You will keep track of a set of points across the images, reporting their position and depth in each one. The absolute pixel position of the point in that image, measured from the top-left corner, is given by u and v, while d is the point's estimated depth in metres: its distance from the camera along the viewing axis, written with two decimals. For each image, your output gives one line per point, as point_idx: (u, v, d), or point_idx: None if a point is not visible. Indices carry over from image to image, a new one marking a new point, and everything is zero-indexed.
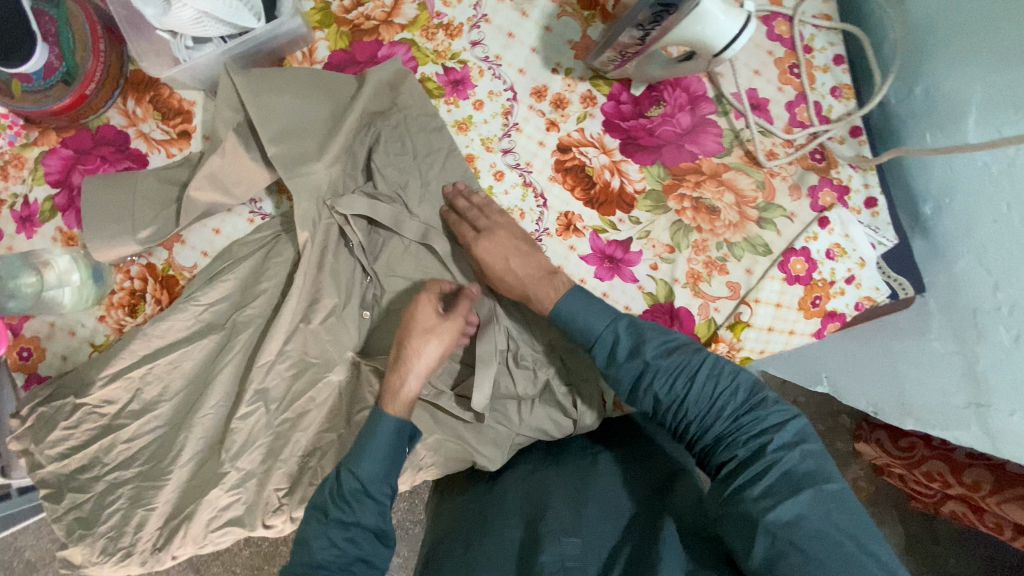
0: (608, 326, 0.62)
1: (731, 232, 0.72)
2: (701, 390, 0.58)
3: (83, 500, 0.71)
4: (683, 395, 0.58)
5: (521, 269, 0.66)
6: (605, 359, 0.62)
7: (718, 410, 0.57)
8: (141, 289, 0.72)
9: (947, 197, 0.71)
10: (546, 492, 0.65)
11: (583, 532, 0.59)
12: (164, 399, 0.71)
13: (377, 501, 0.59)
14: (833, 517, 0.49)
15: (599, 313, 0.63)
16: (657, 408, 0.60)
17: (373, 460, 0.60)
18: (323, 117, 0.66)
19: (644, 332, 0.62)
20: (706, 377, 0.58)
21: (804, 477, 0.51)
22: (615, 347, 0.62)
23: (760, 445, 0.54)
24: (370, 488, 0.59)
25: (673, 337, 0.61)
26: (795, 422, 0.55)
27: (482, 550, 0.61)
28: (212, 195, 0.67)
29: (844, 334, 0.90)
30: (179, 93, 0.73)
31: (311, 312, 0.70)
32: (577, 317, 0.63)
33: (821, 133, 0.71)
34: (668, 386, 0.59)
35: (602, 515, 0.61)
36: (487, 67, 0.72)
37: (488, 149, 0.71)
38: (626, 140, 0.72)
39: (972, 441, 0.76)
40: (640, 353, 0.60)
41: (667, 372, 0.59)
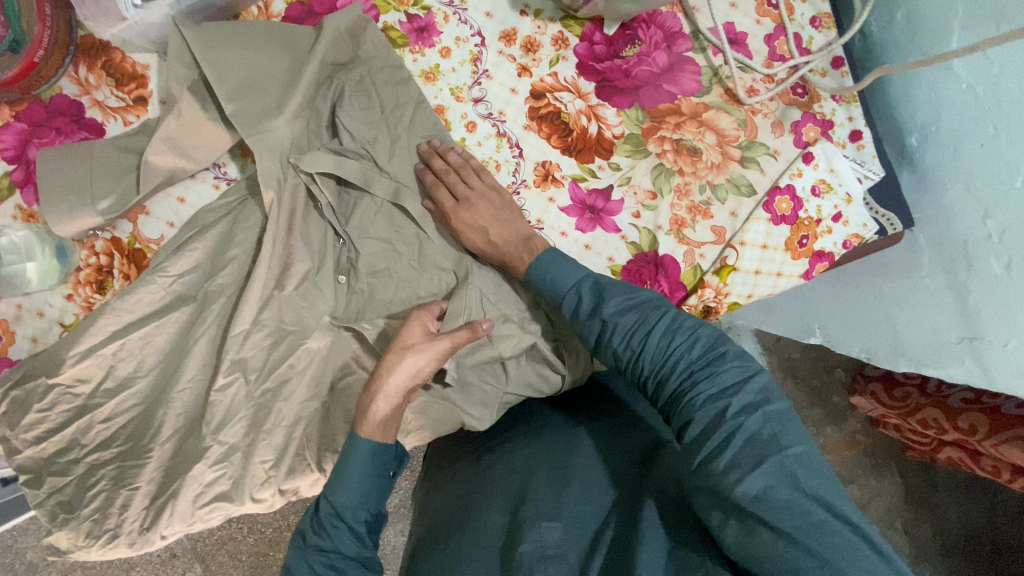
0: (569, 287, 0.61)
1: (713, 173, 0.69)
2: (659, 346, 0.56)
3: (64, 484, 0.69)
4: (641, 353, 0.57)
5: (499, 235, 0.65)
6: (568, 318, 0.61)
7: (677, 367, 0.55)
8: (108, 265, 0.69)
9: (932, 126, 0.69)
10: (529, 474, 0.65)
11: (564, 516, 0.59)
12: (139, 376, 0.69)
13: (354, 528, 0.59)
14: (800, 485, 0.46)
15: (562, 273, 0.62)
16: (620, 367, 0.58)
17: (349, 487, 0.59)
18: (282, 71, 0.63)
19: (604, 290, 0.59)
20: (664, 334, 0.56)
21: (764, 441, 0.48)
22: (578, 306, 0.60)
23: (718, 406, 0.51)
24: (346, 515, 0.59)
25: (635, 294, 0.59)
26: (758, 380, 0.52)
27: (464, 544, 0.61)
28: (171, 160, 0.64)
29: (834, 279, 0.90)
30: (132, 57, 0.70)
31: (284, 278, 0.67)
32: (545, 276, 0.62)
33: (802, 65, 0.69)
34: (627, 343, 0.57)
35: (584, 496, 0.61)
36: (452, 12, 0.69)
37: (459, 99, 0.69)
38: (601, 82, 0.69)
39: (966, 377, 0.74)
40: (599, 312, 0.59)
41: (626, 330, 0.57)
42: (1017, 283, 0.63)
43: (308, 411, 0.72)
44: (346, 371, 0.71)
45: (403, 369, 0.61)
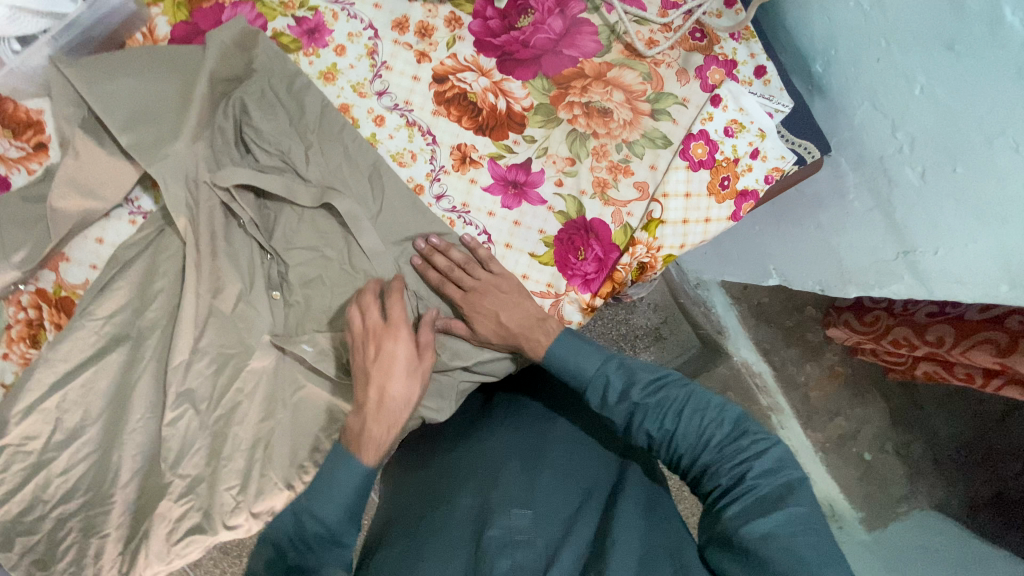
0: (596, 369, 0.63)
1: (626, 131, 0.70)
2: (690, 425, 0.60)
3: (35, 541, 0.69)
4: (675, 431, 0.60)
5: (501, 300, 0.65)
6: (599, 401, 0.63)
7: (708, 443, 0.59)
8: (38, 318, 0.68)
9: (831, 50, 0.69)
10: (499, 459, 0.68)
11: (535, 505, 0.62)
12: (88, 424, 0.68)
13: (343, 545, 0.58)
14: (801, 535, 0.50)
15: (589, 355, 0.64)
16: (651, 445, 0.62)
17: (335, 504, 0.57)
18: (173, 93, 0.62)
19: (633, 373, 0.63)
20: (693, 412, 0.60)
21: (776, 500, 0.53)
22: (607, 390, 0.63)
23: (742, 472, 0.56)
24: (336, 533, 0.57)
25: (662, 374, 0.63)
26: (776, 451, 0.57)
27: (430, 526, 0.62)
28: (78, 201, 0.63)
29: (776, 223, 0.96)
30: (24, 104, 0.67)
31: (218, 302, 0.67)
32: (568, 361, 0.63)
33: (695, 9, 0.69)
34: (659, 423, 0.60)
35: (556, 486, 0.65)
36: (340, 9, 0.68)
37: (362, 95, 0.68)
38: (501, 57, 0.69)
39: (907, 292, 0.75)
40: (630, 394, 0.62)
41: (657, 409, 0.61)
42: (934, 188, 0.64)
43: (265, 431, 0.70)
44: (297, 387, 0.70)
45: (392, 388, 0.59)
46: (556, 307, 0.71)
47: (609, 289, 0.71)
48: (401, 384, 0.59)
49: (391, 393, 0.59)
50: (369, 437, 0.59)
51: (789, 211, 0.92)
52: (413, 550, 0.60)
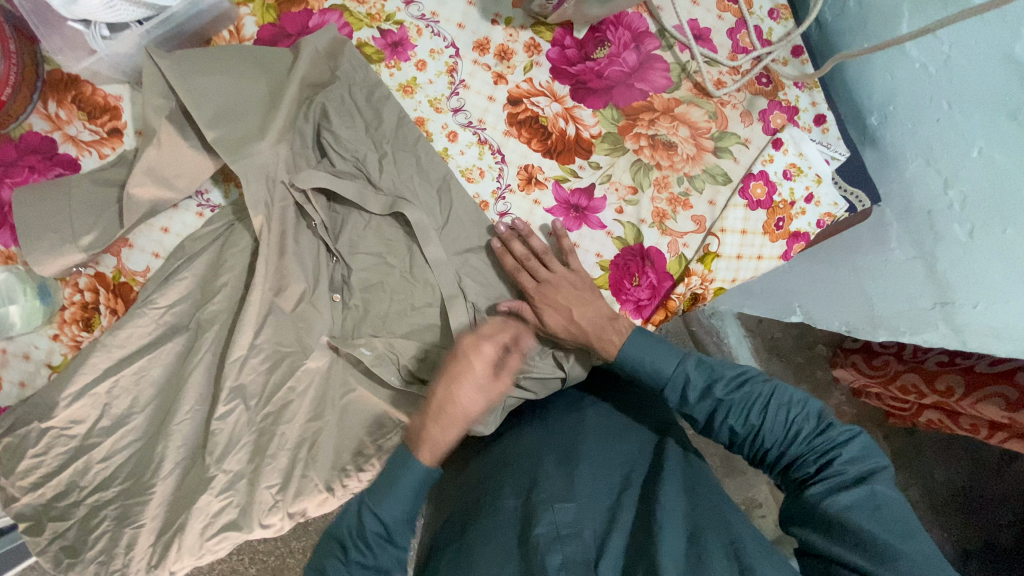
0: (675, 366, 0.62)
1: (689, 165, 0.72)
2: (775, 419, 0.58)
3: (66, 527, 0.67)
4: (760, 425, 0.58)
5: (579, 316, 0.65)
6: (677, 400, 0.63)
7: (795, 436, 0.57)
8: (93, 302, 0.68)
9: (890, 106, 0.72)
10: (536, 456, 0.69)
11: (576, 498, 0.63)
12: (135, 412, 0.68)
13: (398, 545, 0.55)
14: (884, 509, 0.51)
15: (664, 355, 0.63)
16: (734, 440, 0.61)
17: (400, 502, 0.55)
18: (261, 94, 0.64)
19: (714, 370, 0.62)
20: (778, 406, 0.59)
21: (861, 482, 0.53)
22: (686, 389, 0.62)
23: (828, 460, 0.55)
24: (395, 532, 0.55)
25: (741, 369, 0.62)
26: (861, 438, 0.57)
27: (478, 526, 0.62)
28: (153, 190, 0.64)
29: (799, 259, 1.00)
30: (102, 89, 0.68)
31: (280, 299, 0.67)
32: (644, 361, 0.63)
33: (764, 56, 0.71)
34: (744, 418, 0.59)
35: (593, 477, 0.66)
36: (425, 25, 0.70)
37: (437, 110, 0.70)
38: (575, 85, 0.71)
39: (939, 341, 0.77)
40: (711, 393, 0.61)
41: (741, 406, 0.60)
42: (981, 245, 0.67)
43: (312, 431, 0.71)
44: (347, 390, 0.71)
45: (460, 395, 0.60)
46: None
47: (661, 316, 0.73)
48: (471, 392, 0.60)
49: (457, 401, 0.60)
50: (430, 437, 0.58)
51: (823, 251, 0.95)
52: (464, 553, 0.60)
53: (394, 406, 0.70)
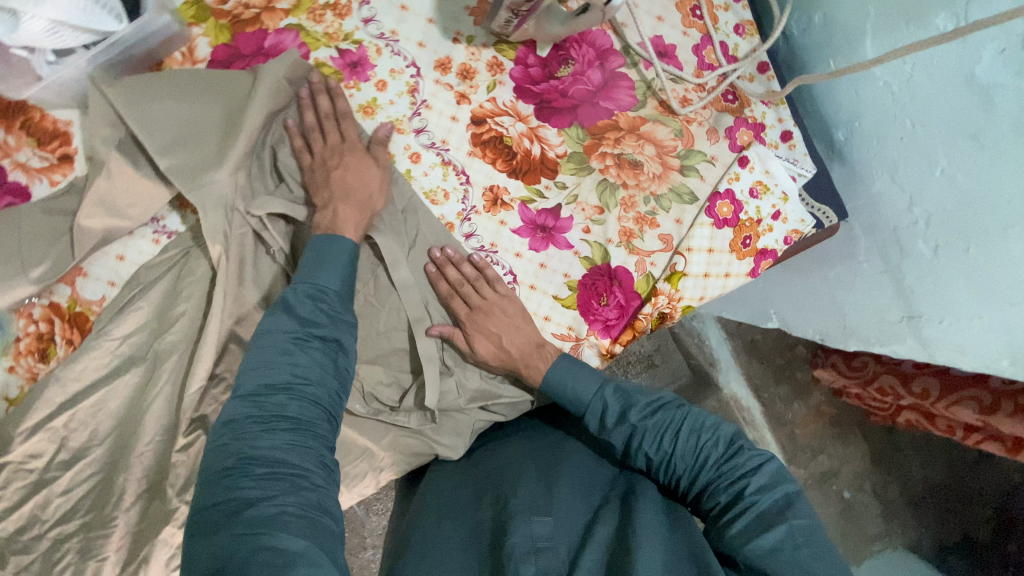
0: (592, 392, 0.66)
1: (656, 184, 0.71)
2: (686, 445, 0.61)
3: (29, 561, 0.65)
4: (672, 452, 0.61)
5: (510, 343, 0.67)
6: (596, 425, 0.66)
7: (705, 462, 0.60)
8: (49, 333, 0.66)
9: (856, 122, 0.72)
10: (514, 472, 0.68)
11: (554, 510, 0.61)
12: (94, 444, 0.67)
13: (331, 311, 0.58)
14: (803, 548, 0.50)
15: (583, 381, 0.66)
16: (650, 468, 0.63)
17: (334, 273, 0.60)
18: (215, 119, 0.62)
19: (630, 396, 0.66)
20: (689, 433, 0.62)
21: (775, 515, 0.53)
22: (604, 414, 0.65)
23: (738, 489, 0.56)
24: (332, 303, 0.58)
25: (657, 398, 0.65)
26: (773, 465, 0.58)
27: (452, 541, 0.62)
28: (105, 220, 0.62)
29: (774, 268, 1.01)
30: (52, 114, 0.66)
31: (240, 327, 0.66)
32: (564, 388, 0.66)
33: (730, 73, 0.70)
34: (657, 443, 0.62)
35: (572, 494, 0.65)
36: (384, 44, 0.68)
37: (399, 131, 0.69)
38: (539, 104, 0.70)
39: (910, 352, 0.79)
40: (626, 418, 0.64)
41: (655, 432, 0.62)
42: (945, 262, 0.67)
43: None
44: None
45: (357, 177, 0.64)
46: (576, 350, 0.72)
47: (629, 336, 0.73)
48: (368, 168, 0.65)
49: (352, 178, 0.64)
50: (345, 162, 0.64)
51: (795, 263, 0.95)
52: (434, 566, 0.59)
53: (360, 431, 0.70)
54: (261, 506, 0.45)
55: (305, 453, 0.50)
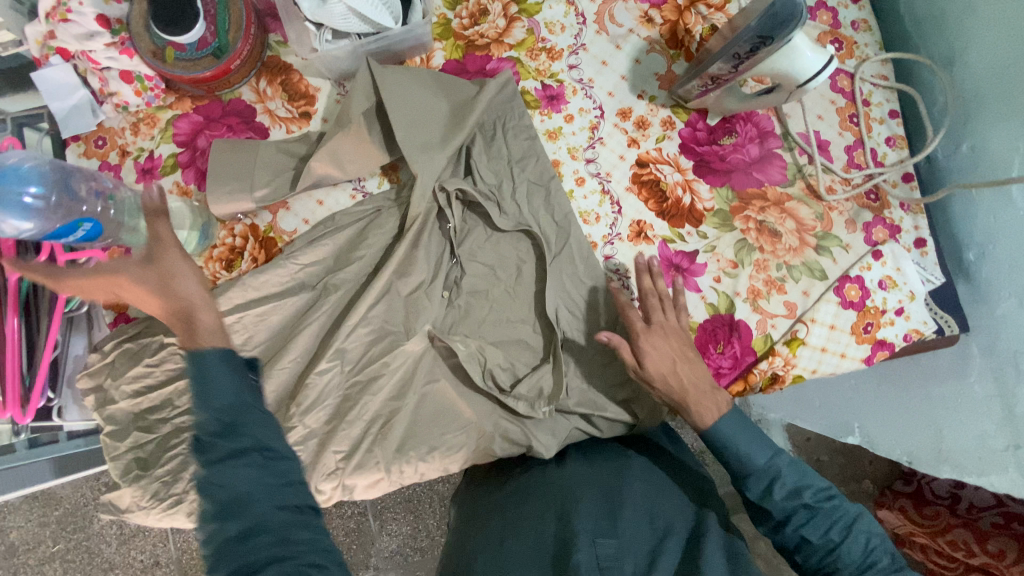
0: (765, 459, 0.63)
1: (790, 255, 0.77)
2: (857, 546, 0.60)
3: (146, 440, 0.74)
4: (840, 543, 0.60)
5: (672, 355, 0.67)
6: (759, 492, 0.63)
7: (872, 568, 0.59)
8: (240, 247, 0.77)
9: (989, 245, 0.76)
10: (578, 491, 0.69)
11: (619, 535, 0.62)
12: (245, 349, 0.74)
13: (238, 418, 0.48)
14: None
15: (759, 443, 0.64)
16: (803, 553, 0.61)
17: (211, 395, 0.47)
18: (441, 110, 0.75)
19: (803, 475, 0.64)
20: (862, 533, 0.60)
21: None
22: (773, 483, 0.63)
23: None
24: (226, 416, 0.47)
25: (829, 486, 0.64)
26: None
27: (513, 546, 0.64)
28: (327, 167, 0.74)
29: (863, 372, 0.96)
30: (307, 80, 0.80)
31: (401, 282, 0.75)
32: (737, 441, 0.64)
33: (877, 176, 0.78)
34: (824, 533, 0.60)
35: (637, 522, 0.65)
36: (580, 88, 0.80)
37: (573, 157, 0.80)
38: (699, 162, 0.79)
39: (1010, 485, 0.78)
40: (798, 496, 0.62)
41: (826, 520, 0.61)
42: None
43: (388, 410, 0.76)
44: (432, 379, 0.76)
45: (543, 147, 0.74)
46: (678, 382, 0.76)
47: (739, 387, 0.76)
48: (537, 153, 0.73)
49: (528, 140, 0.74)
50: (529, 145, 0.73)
51: (888, 368, 0.94)
52: (500, 566, 0.62)
53: (469, 402, 0.76)
54: (285, 564, 0.44)
55: (287, 495, 0.48)
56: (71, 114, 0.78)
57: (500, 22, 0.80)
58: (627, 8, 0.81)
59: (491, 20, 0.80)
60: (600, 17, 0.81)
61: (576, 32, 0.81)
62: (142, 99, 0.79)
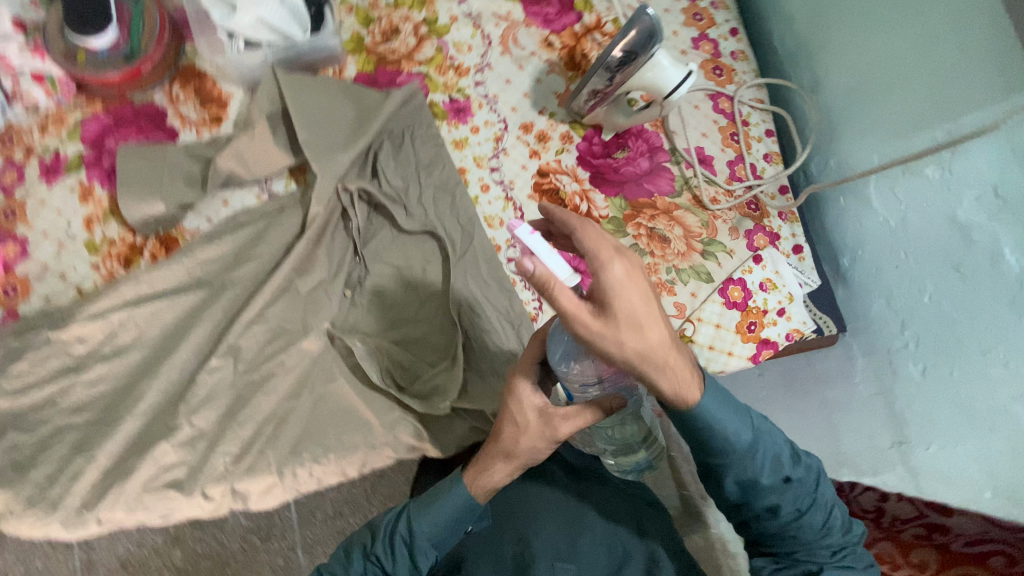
0: (750, 439, 0.57)
1: (678, 259, 0.82)
2: (822, 503, 0.60)
3: (24, 442, 0.70)
4: (804, 513, 0.59)
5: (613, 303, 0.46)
6: (740, 469, 0.57)
7: (829, 526, 0.60)
8: (140, 245, 0.77)
9: (858, 251, 0.83)
10: (536, 516, 0.73)
11: (576, 559, 0.70)
12: (136, 346, 0.74)
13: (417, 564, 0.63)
14: None
15: (741, 422, 0.57)
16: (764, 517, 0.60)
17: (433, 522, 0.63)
18: (348, 117, 0.79)
19: (777, 445, 0.59)
20: (822, 492, 0.61)
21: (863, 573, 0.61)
22: (754, 458, 0.57)
23: (843, 554, 0.61)
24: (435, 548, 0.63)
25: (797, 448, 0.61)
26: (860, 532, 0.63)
27: None
28: (232, 166, 0.76)
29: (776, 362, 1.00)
30: (221, 86, 0.82)
31: (300, 280, 0.76)
32: (721, 423, 0.55)
33: (756, 187, 0.84)
34: (794, 501, 0.59)
35: (596, 545, 0.71)
36: (486, 102, 0.86)
37: (478, 166, 0.84)
38: (594, 174, 0.85)
39: (898, 483, 0.78)
40: (777, 466, 0.58)
41: (797, 488, 0.59)
42: (933, 387, 0.73)
43: (283, 410, 0.75)
44: (330, 378, 0.76)
45: None
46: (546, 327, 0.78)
47: None
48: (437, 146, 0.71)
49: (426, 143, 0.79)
50: None
51: (788, 364, 0.99)
52: None
53: (366, 402, 0.75)
54: None
55: None
56: None
57: (411, 41, 0.86)
58: (530, 33, 0.87)
59: (402, 39, 0.85)
60: (505, 40, 0.87)
61: (482, 52, 0.86)
62: (52, 100, 0.80)
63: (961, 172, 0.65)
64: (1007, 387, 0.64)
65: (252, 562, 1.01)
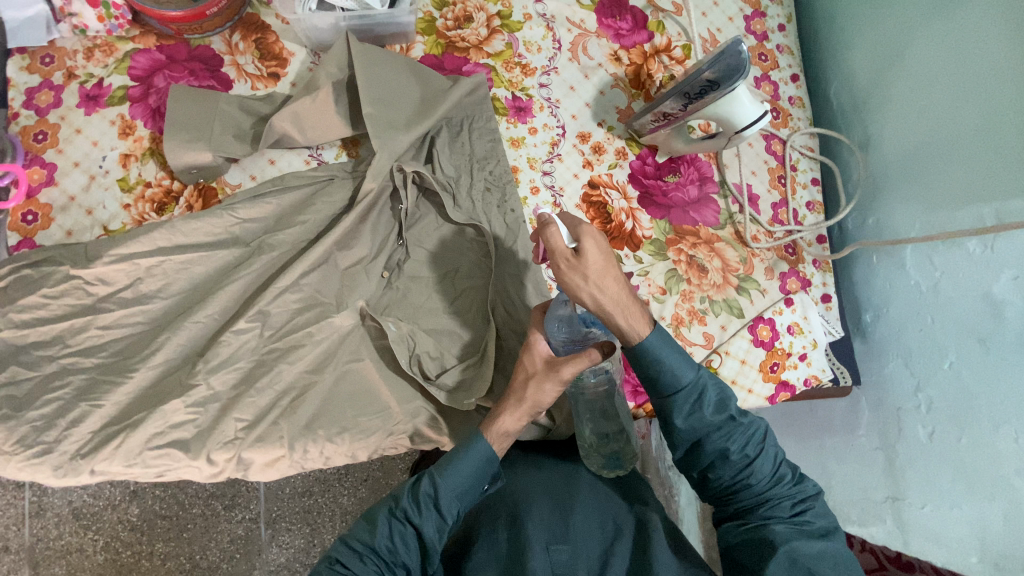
0: (695, 378, 0.60)
1: (714, 290, 0.83)
2: (771, 452, 0.61)
3: (24, 379, 0.66)
4: (754, 459, 0.60)
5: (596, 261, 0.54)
6: (687, 408, 0.60)
7: (781, 477, 0.60)
8: (177, 192, 0.74)
9: (884, 309, 0.86)
10: (526, 497, 0.71)
11: (571, 539, 0.67)
12: (160, 296, 0.71)
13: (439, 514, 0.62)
14: (838, 562, 0.57)
15: (686, 362, 0.60)
16: (715, 463, 0.61)
17: (458, 476, 0.63)
18: (412, 97, 0.77)
19: (724, 389, 0.62)
20: (771, 442, 0.61)
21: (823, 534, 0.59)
22: (699, 398, 0.60)
23: (802, 508, 0.60)
24: (454, 500, 0.62)
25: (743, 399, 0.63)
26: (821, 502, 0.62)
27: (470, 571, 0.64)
28: (288, 127, 0.73)
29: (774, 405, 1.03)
30: (283, 43, 0.80)
31: (340, 254, 0.75)
32: (665, 359, 0.59)
33: (796, 232, 0.86)
34: (743, 446, 0.60)
35: (587, 522, 0.68)
36: (547, 105, 0.85)
37: (531, 167, 0.83)
38: (644, 194, 0.85)
39: (886, 537, 0.82)
40: (723, 408, 0.60)
41: (744, 432, 0.61)
42: (938, 449, 0.75)
43: (303, 383, 0.73)
44: (354, 358, 0.74)
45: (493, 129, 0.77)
46: None
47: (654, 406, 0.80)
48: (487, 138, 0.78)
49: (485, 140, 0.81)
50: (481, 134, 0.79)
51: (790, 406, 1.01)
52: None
53: (389, 388, 0.74)
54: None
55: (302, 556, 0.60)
56: (23, 26, 0.74)
57: (482, 31, 0.84)
58: (600, 44, 0.87)
59: (474, 28, 0.84)
60: (575, 46, 0.87)
61: (551, 55, 0.86)
62: (103, 26, 0.76)
63: (1004, 252, 0.67)
64: (1012, 461, 0.66)
65: (211, 529, 0.97)
